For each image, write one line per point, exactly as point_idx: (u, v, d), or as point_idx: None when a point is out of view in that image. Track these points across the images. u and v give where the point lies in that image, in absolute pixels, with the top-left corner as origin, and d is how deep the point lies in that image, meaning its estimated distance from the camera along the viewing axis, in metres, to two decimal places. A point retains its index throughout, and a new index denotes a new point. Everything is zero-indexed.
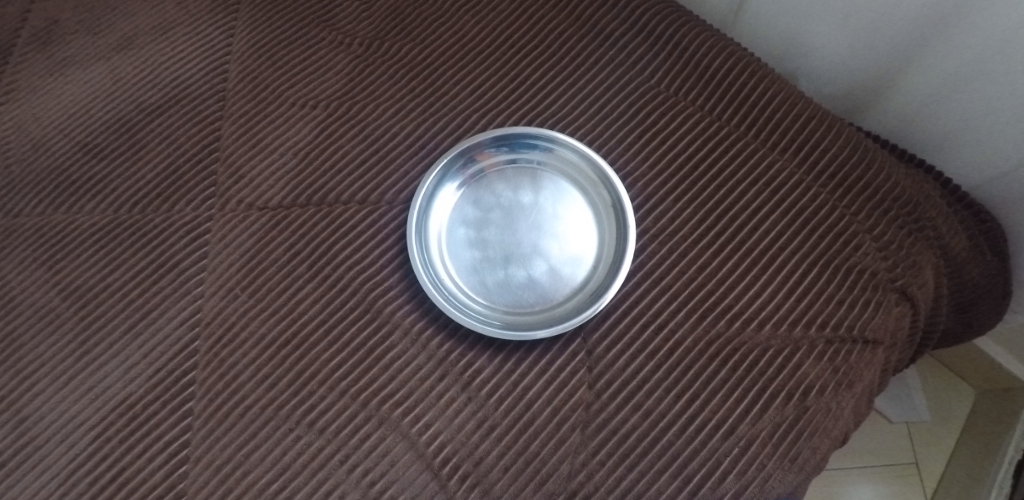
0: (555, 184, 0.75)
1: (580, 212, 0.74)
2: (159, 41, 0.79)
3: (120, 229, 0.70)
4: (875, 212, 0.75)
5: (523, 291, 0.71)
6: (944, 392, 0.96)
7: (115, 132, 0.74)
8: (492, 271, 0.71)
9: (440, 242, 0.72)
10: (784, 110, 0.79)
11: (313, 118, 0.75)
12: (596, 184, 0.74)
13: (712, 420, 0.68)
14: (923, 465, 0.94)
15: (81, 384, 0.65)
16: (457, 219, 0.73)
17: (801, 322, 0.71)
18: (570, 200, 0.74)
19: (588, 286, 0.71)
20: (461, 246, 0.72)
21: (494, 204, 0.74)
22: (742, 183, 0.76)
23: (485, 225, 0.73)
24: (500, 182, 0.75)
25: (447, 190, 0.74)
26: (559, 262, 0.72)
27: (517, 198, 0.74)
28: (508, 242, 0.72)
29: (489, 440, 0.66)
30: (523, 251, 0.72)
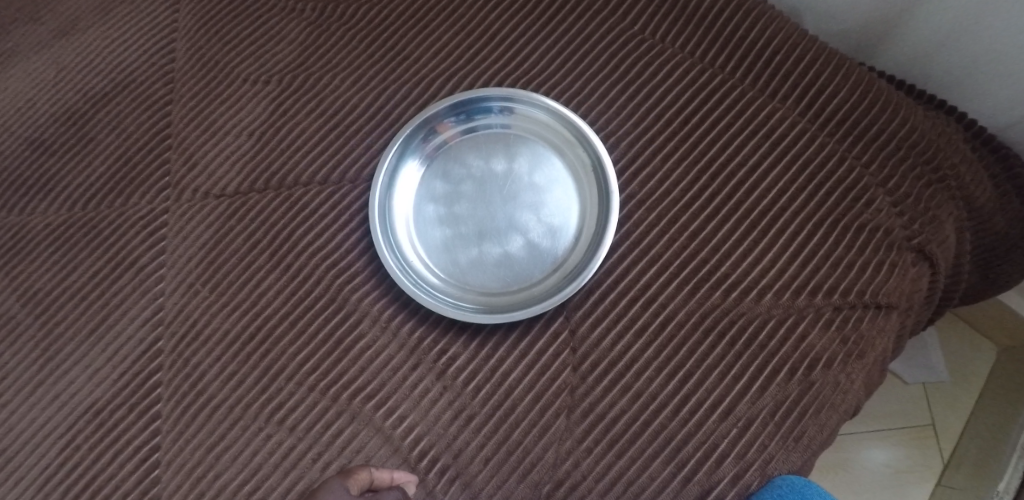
0: (530, 149, 0.69)
1: (559, 178, 0.68)
2: (108, 22, 0.76)
3: (75, 228, 0.67)
4: (889, 161, 0.67)
5: (499, 269, 0.66)
6: (965, 350, 0.89)
7: (63, 125, 0.72)
8: (465, 249, 0.67)
9: (408, 222, 0.68)
10: (784, 51, 0.71)
11: (265, 94, 0.70)
12: (574, 146, 0.68)
13: (709, 400, 0.63)
14: (940, 427, 0.88)
15: (49, 391, 0.64)
16: (425, 195, 0.68)
17: (806, 289, 0.65)
18: (547, 165, 0.68)
19: (571, 259, 0.65)
20: (430, 224, 0.68)
21: (463, 176, 0.68)
22: (737, 136, 0.69)
23: (456, 200, 0.68)
24: (468, 151, 0.69)
25: (413, 165, 0.69)
26: (538, 234, 0.66)
27: (488, 168, 0.68)
28: (481, 217, 0.67)
29: (468, 431, 0.62)
30: (497, 225, 0.66)
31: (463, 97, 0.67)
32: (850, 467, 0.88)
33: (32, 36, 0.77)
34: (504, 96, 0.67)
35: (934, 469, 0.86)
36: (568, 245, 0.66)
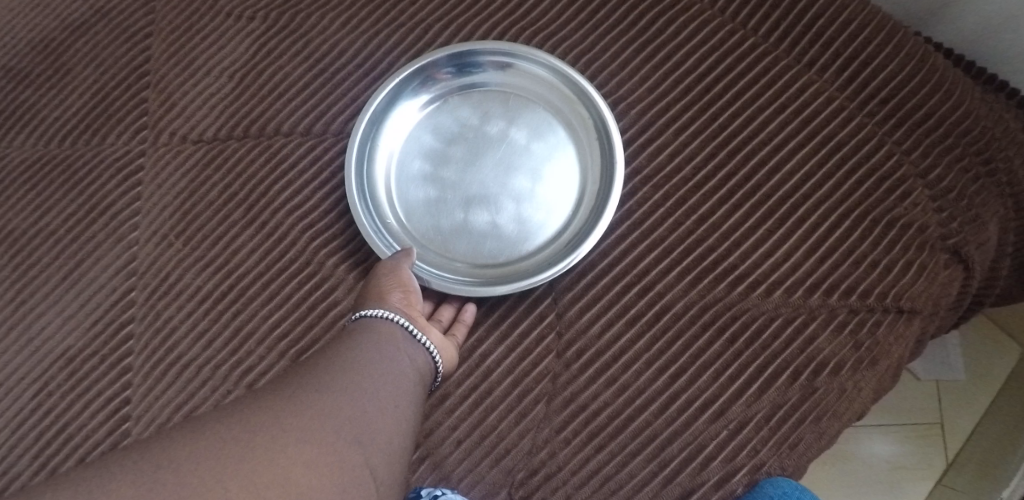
0: (532, 114, 0.63)
1: (557, 145, 0.62)
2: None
3: (48, 165, 0.64)
4: (935, 149, 0.59)
5: (483, 243, 0.61)
6: (991, 352, 0.82)
7: (38, 51, 0.68)
8: (449, 217, 0.62)
9: (389, 181, 0.63)
10: (828, 15, 0.63)
11: (250, 31, 0.66)
12: (581, 118, 0.62)
13: (700, 399, 0.59)
14: (948, 425, 0.82)
15: (21, 335, 0.62)
16: (411, 154, 0.63)
17: (821, 288, 0.59)
18: (548, 134, 0.62)
19: (562, 240, 0.60)
20: (412, 186, 0.63)
21: (455, 137, 0.63)
22: (764, 110, 0.62)
23: (444, 162, 0.62)
24: (463, 110, 0.64)
25: (401, 119, 0.64)
26: (530, 211, 0.61)
27: (483, 131, 0.63)
28: (469, 183, 0.61)
29: (441, 411, 0.60)
30: (486, 194, 0.61)
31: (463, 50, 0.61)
32: (848, 459, 0.83)
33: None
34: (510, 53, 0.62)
35: (934, 470, 0.81)
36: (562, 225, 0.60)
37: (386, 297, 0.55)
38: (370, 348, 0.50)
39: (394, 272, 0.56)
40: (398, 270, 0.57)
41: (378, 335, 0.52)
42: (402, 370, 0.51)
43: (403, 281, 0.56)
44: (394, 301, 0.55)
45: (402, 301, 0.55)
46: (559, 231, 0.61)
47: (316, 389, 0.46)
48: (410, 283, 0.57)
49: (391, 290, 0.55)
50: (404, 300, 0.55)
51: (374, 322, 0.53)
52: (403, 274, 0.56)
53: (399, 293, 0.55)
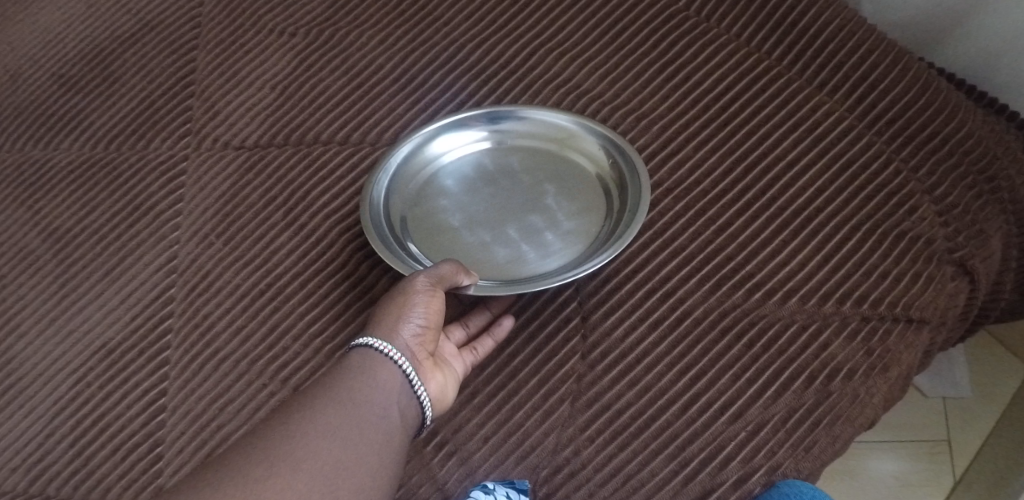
0: (559, 168, 0.64)
1: (580, 191, 0.62)
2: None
3: (96, 167, 0.68)
4: (940, 167, 0.63)
5: (502, 268, 0.57)
6: (993, 365, 0.86)
7: (90, 61, 0.73)
8: (467, 250, 0.59)
9: (407, 218, 0.61)
10: (835, 40, 0.68)
11: (292, 46, 0.70)
12: (604, 165, 0.62)
13: (719, 401, 0.60)
14: (957, 443, 0.83)
15: (63, 327, 0.64)
16: (432, 198, 0.63)
17: (834, 295, 0.62)
18: (572, 181, 0.62)
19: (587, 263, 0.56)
20: (432, 224, 0.61)
21: (479, 186, 0.63)
22: (778, 128, 0.66)
23: (466, 207, 0.62)
24: (487, 166, 0.64)
25: (426, 170, 0.64)
26: (553, 242, 0.58)
27: (508, 181, 0.63)
28: (490, 223, 0.60)
29: (469, 408, 0.62)
30: (508, 232, 0.59)
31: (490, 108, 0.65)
32: (857, 475, 0.83)
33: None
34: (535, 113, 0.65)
35: (943, 484, 0.80)
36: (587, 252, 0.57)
37: (399, 329, 0.51)
38: (350, 396, 0.47)
39: (419, 301, 0.52)
40: (425, 303, 0.52)
41: (365, 382, 0.48)
42: (386, 419, 0.48)
43: (425, 315, 0.52)
44: (402, 336, 0.51)
45: (415, 339, 0.52)
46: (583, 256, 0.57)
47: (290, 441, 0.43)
48: (432, 319, 0.53)
49: (407, 323, 0.52)
50: (418, 338, 0.52)
51: (376, 360, 0.50)
52: (428, 306, 0.52)
53: (416, 327, 0.52)
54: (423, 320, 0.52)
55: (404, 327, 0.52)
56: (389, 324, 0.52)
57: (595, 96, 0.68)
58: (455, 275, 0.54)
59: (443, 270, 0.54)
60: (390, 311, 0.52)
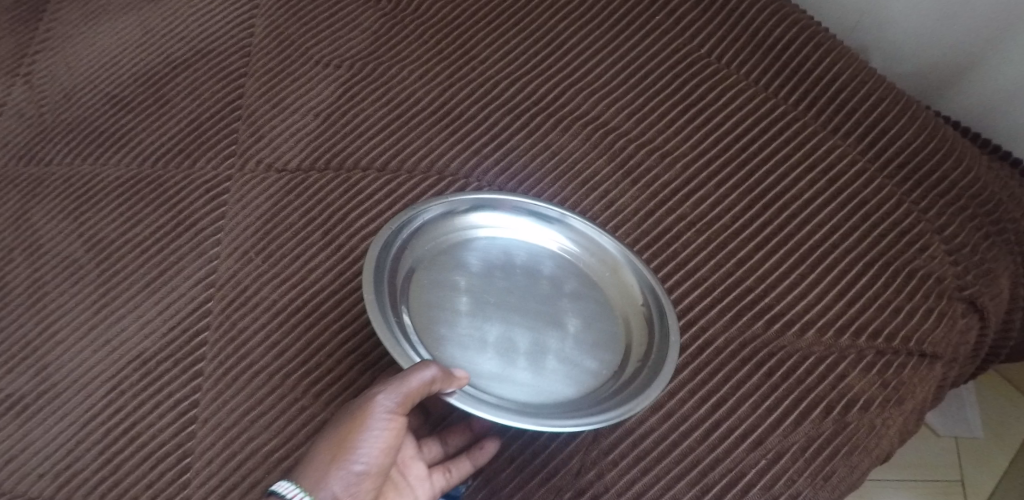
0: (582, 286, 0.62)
1: (596, 318, 0.60)
2: (200, 6, 0.82)
3: (142, 184, 0.71)
4: (949, 210, 0.67)
5: (488, 378, 0.54)
6: (1005, 409, 0.88)
7: (142, 84, 0.76)
8: (461, 339, 0.56)
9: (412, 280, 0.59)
10: (851, 88, 0.71)
11: (336, 77, 0.74)
12: (633, 297, 0.61)
13: (739, 428, 0.61)
14: (971, 485, 0.83)
15: (100, 335, 0.65)
16: (441, 269, 0.61)
17: (851, 329, 0.64)
18: (588, 305, 0.61)
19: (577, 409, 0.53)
20: (436, 301, 0.59)
21: (494, 277, 0.61)
22: (794, 169, 0.69)
23: (474, 291, 0.60)
24: (510, 258, 0.63)
25: (450, 237, 0.63)
26: (551, 367, 0.56)
27: (524, 283, 0.61)
28: (493, 320, 0.58)
29: (496, 428, 0.63)
30: (508, 337, 0.57)
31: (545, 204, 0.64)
32: None
33: (126, 14, 0.84)
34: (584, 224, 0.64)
35: None
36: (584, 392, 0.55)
37: (342, 466, 0.44)
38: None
39: (377, 422, 0.45)
40: (381, 428, 0.45)
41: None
42: None
43: (379, 442, 0.45)
44: (346, 472, 0.44)
45: (360, 474, 0.44)
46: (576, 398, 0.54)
47: None
48: (385, 450, 0.45)
49: (357, 452, 0.44)
50: (365, 474, 0.44)
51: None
52: (385, 431, 0.45)
53: (360, 464, 0.44)
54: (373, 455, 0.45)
55: (348, 464, 0.44)
56: (333, 454, 0.44)
57: (622, 133, 0.72)
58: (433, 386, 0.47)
59: (419, 375, 0.46)
60: (336, 439, 0.44)
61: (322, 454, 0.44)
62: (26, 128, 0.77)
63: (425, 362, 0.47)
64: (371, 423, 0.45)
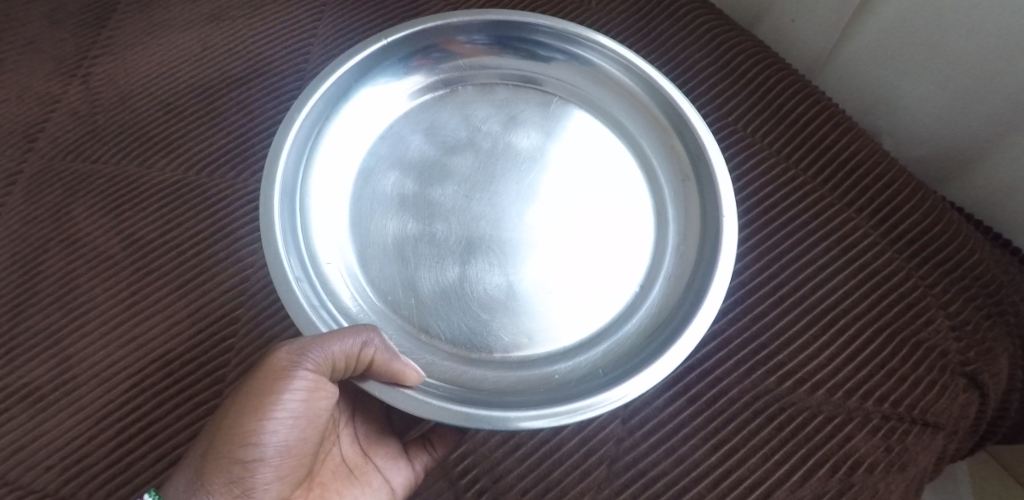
0: (582, 136, 0.69)
1: (601, 178, 0.67)
2: (258, 26, 0.86)
3: (185, 188, 0.74)
4: (953, 287, 0.71)
5: (473, 272, 0.62)
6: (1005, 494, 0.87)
7: (197, 95, 0.81)
8: (434, 252, 0.63)
9: (375, 176, 0.68)
10: (865, 167, 0.76)
11: None
12: (678, 157, 0.67)
13: (748, 480, 0.63)
14: None
15: (128, 331, 0.66)
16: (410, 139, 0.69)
17: (858, 393, 0.66)
18: (576, 132, 0.69)
19: (574, 290, 0.62)
20: (407, 192, 0.66)
21: (478, 137, 0.69)
22: (810, 236, 0.73)
23: (446, 166, 0.67)
24: (479, 97, 0.71)
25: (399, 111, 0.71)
26: (539, 224, 0.64)
27: (508, 148, 0.68)
28: (470, 190, 0.66)
29: (512, 458, 0.63)
30: (491, 209, 0.65)
31: (498, 16, 0.69)
32: None
33: (185, 26, 0.87)
34: (557, 32, 0.70)
35: None
36: (577, 242, 0.63)
37: (264, 428, 0.50)
38: (220, 480, 0.49)
39: (297, 382, 0.51)
40: (302, 390, 0.51)
41: (236, 470, 0.49)
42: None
43: (300, 401, 0.51)
44: (270, 435, 0.50)
45: (284, 432, 0.51)
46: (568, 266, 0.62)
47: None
48: (307, 405, 0.51)
49: (278, 412, 0.50)
50: (289, 429, 0.51)
51: (235, 460, 0.49)
52: (306, 390, 0.51)
53: (285, 421, 0.50)
54: (296, 419, 0.51)
55: (272, 430, 0.50)
56: (255, 420, 0.49)
57: None
58: (366, 349, 0.52)
59: (348, 338, 0.52)
60: (257, 400, 0.50)
61: (243, 416, 0.49)
62: (78, 127, 0.80)
63: (359, 329, 0.52)
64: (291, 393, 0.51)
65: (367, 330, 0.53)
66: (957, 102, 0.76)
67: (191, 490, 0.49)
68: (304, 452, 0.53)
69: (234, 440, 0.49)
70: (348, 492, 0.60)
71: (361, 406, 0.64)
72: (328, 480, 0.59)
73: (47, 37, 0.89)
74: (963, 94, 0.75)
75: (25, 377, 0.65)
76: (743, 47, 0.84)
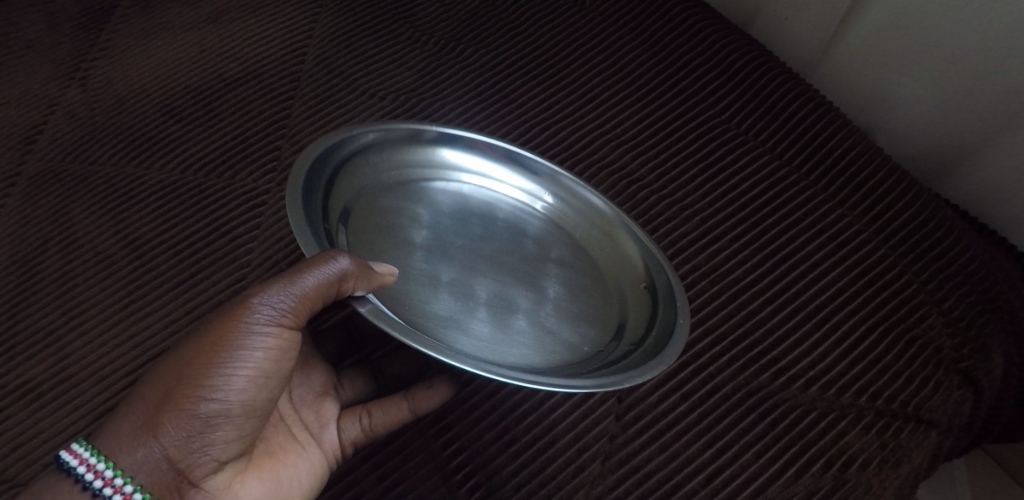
0: (551, 246, 0.64)
1: (562, 284, 0.61)
2: (257, 32, 0.87)
3: (184, 189, 0.75)
4: (947, 283, 0.71)
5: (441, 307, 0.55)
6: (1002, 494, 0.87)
7: (195, 98, 0.82)
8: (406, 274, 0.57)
9: (361, 235, 0.59)
10: (858, 163, 0.77)
11: (379, 108, 0.80)
12: (637, 281, 0.62)
13: (742, 476, 0.62)
14: None
15: (125, 330, 0.67)
16: (399, 196, 0.63)
17: (851, 388, 0.66)
18: (539, 238, 0.64)
19: (532, 350, 0.55)
20: (381, 227, 0.60)
21: (453, 222, 0.62)
22: (804, 233, 0.74)
23: (424, 221, 0.61)
24: (449, 188, 0.65)
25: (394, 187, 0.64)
26: (528, 298, 0.58)
27: (476, 236, 0.62)
28: (442, 246, 0.60)
29: (506, 455, 0.64)
30: (464, 265, 0.59)
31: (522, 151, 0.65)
32: None
33: (186, 32, 0.89)
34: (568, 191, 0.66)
35: None
36: (570, 314, 0.59)
37: (224, 377, 0.46)
38: (173, 433, 0.45)
39: (262, 328, 0.48)
40: (266, 337, 0.48)
41: (192, 425, 0.46)
42: (192, 458, 0.46)
43: (265, 352, 0.48)
44: (232, 388, 0.46)
45: (242, 384, 0.47)
46: (574, 320, 0.59)
47: (121, 448, 0.45)
48: (273, 359, 0.48)
49: (240, 360, 0.47)
50: (250, 380, 0.47)
51: (188, 411, 0.45)
52: (272, 339, 0.48)
53: (243, 369, 0.47)
54: (257, 368, 0.47)
55: (231, 374, 0.46)
56: (214, 366, 0.46)
57: (645, 184, 0.77)
58: (342, 280, 0.49)
59: (320, 274, 0.48)
60: (219, 341, 0.47)
61: (200, 354, 0.46)
62: (77, 129, 0.81)
63: (332, 256, 0.49)
64: (254, 336, 0.47)
65: (339, 259, 0.49)
66: (950, 97, 0.76)
67: (133, 443, 0.45)
68: (265, 411, 0.49)
69: (189, 388, 0.45)
70: (289, 450, 0.57)
71: (300, 367, 0.63)
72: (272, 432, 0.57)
73: (50, 42, 0.90)
74: (953, 87, 0.75)
75: (24, 375, 0.66)
76: (735, 45, 0.85)
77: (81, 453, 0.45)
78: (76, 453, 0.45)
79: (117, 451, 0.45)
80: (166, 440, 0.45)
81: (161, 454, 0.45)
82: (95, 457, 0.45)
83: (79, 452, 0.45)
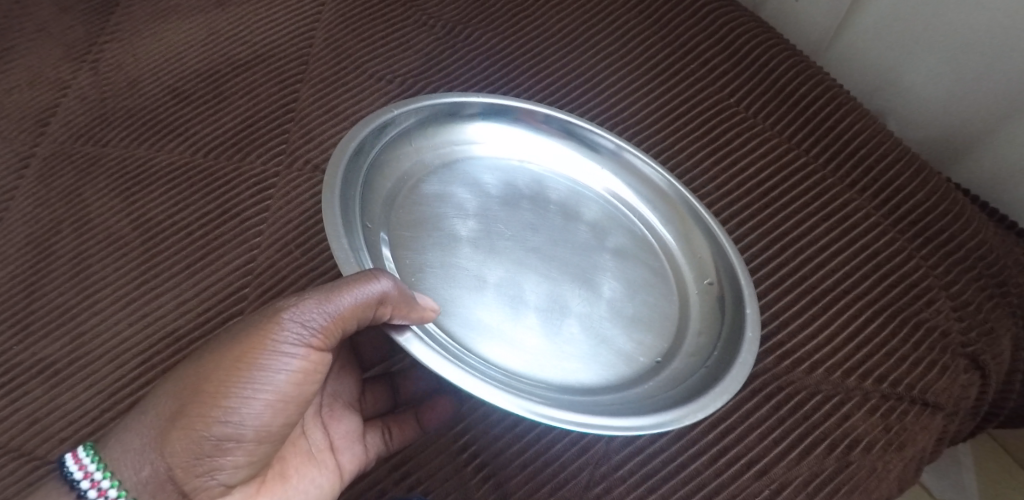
0: (613, 230, 0.66)
1: (622, 286, 0.61)
2: (264, 17, 0.88)
3: (194, 171, 0.76)
4: (956, 269, 0.70)
5: (491, 321, 0.56)
6: (1006, 479, 0.87)
7: (205, 81, 0.83)
8: (455, 271, 0.58)
9: (433, 223, 0.61)
10: (868, 146, 0.76)
11: (385, 91, 0.81)
12: (707, 275, 0.63)
13: (745, 457, 0.62)
14: None
15: (137, 309, 0.68)
16: (458, 167, 0.66)
17: (857, 371, 0.66)
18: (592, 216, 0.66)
19: (587, 371, 0.56)
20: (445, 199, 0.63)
21: (508, 201, 0.65)
22: (811, 217, 0.73)
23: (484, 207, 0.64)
24: (507, 169, 0.68)
25: (457, 153, 0.67)
26: (585, 292, 0.60)
27: (533, 220, 0.64)
28: (496, 231, 0.62)
29: (512, 435, 0.65)
30: (522, 252, 0.61)
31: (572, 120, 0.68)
32: None
33: (194, 16, 0.89)
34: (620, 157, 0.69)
35: None
36: (628, 304, 0.60)
37: (239, 402, 0.46)
38: (182, 454, 0.45)
39: (290, 350, 0.48)
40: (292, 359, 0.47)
41: (200, 447, 0.46)
42: (201, 481, 0.46)
43: (287, 375, 0.48)
44: (246, 412, 0.46)
45: (258, 408, 0.47)
46: (628, 323, 0.59)
47: (132, 462, 0.46)
48: (295, 382, 0.48)
49: (259, 382, 0.47)
50: (267, 403, 0.47)
51: (199, 434, 0.45)
52: (297, 360, 0.48)
53: (262, 392, 0.47)
54: (275, 391, 0.47)
55: (246, 397, 0.46)
56: (229, 386, 0.46)
57: None
58: (381, 304, 0.48)
59: (356, 300, 0.48)
60: (241, 361, 0.46)
61: (218, 374, 0.46)
62: (89, 112, 0.82)
63: (374, 275, 0.48)
64: (275, 358, 0.47)
65: (381, 281, 0.48)
66: (962, 80, 0.75)
67: (142, 459, 0.46)
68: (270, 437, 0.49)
69: (204, 410, 0.45)
70: (304, 471, 0.57)
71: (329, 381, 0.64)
72: (289, 455, 0.57)
73: (60, 25, 0.91)
74: (965, 67, 0.74)
75: (39, 353, 0.67)
76: (745, 27, 0.84)
77: (84, 462, 0.46)
78: (78, 459, 0.47)
79: (122, 467, 0.46)
80: (172, 459, 0.45)
81: (164, 474, 0.46)
82: (94, 464, 0.46)
83: (82, 461, 0.46)
